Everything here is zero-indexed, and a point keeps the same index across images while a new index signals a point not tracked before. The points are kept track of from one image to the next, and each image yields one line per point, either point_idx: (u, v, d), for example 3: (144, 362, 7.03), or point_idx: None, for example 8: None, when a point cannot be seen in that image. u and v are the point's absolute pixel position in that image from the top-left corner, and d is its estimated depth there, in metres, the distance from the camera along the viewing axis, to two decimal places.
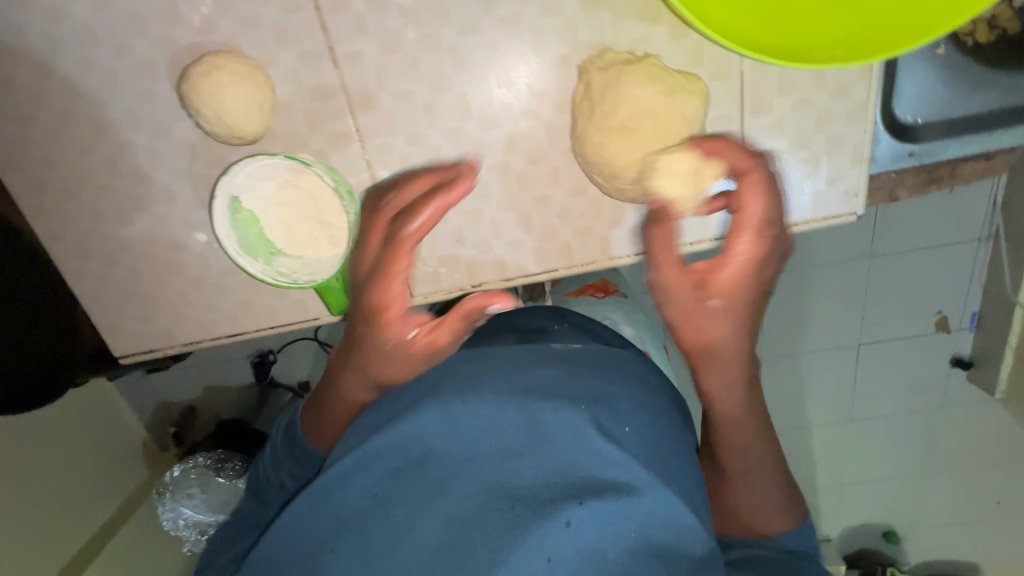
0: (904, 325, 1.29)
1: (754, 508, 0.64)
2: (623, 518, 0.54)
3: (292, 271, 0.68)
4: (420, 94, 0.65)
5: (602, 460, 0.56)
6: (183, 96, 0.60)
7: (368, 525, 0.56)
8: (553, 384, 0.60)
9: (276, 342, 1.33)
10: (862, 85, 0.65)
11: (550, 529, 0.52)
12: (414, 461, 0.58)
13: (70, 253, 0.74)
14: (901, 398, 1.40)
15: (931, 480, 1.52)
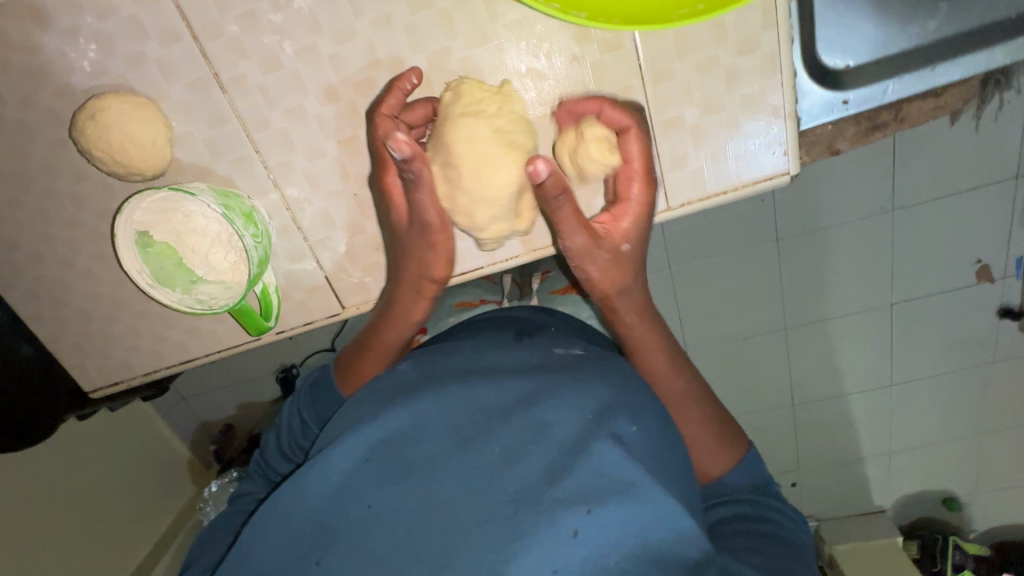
0: (939, 278, 1.19)
1: (696, 444, 0.67)
2: (625, 526, 0.51)
3: (210, 297, 0.69)
4: (311, 108, 0.65)
5: (606, 470, 0.53)
6: (78, 141, 0.63)
7: (361, 537, 0.52)
8: (556, 390, 0.59)
9: (297, 356, 1.37)
10: (769, 36, 0.60)
11: (556, 540, 0.49)
12: (414, 469, 0.54)
13: (25, 301, 0.78)
14: (946, 354, 1.29)
15: (996, 438, 1.40)
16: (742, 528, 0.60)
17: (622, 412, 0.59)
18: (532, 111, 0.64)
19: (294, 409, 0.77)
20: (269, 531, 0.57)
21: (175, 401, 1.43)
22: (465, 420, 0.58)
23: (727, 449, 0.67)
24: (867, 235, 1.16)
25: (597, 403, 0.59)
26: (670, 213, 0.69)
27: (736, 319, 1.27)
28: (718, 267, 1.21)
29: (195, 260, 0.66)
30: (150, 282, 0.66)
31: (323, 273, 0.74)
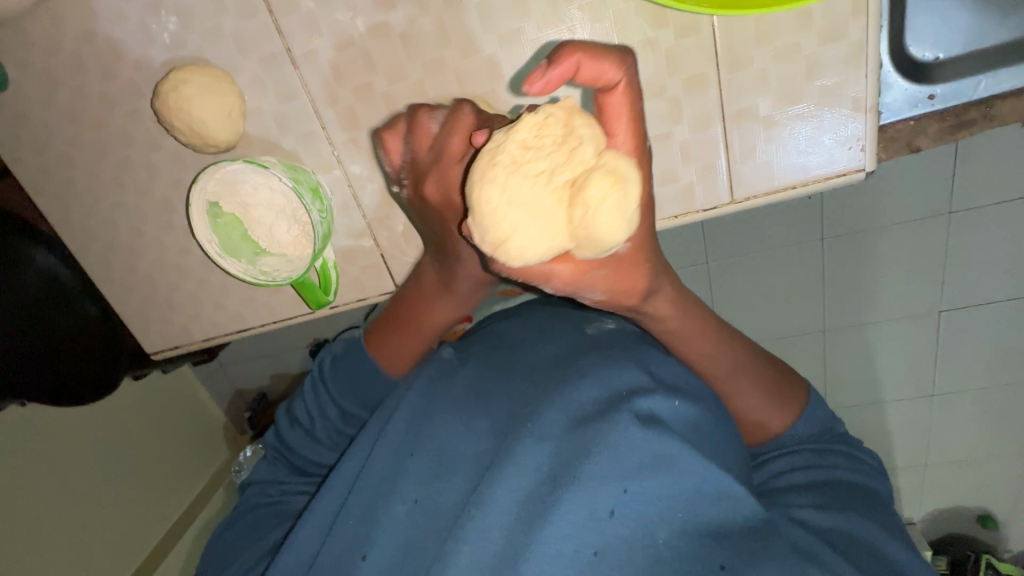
0: (996, 290, 1.15)
1: (759, 412, 0.63)
2: (665, 498, 0.51)
3: (273, 269, 0.71)
4: (380, 87, 0.65)
5: (643, 447, 0.52)
6: (157, 111, 0.64)
7: (410, 533, 0.55)
8: (584, 374, 0.60)
9: (332, 329, 1.39)
10: (856, 24, 0.57)
11: (594, 519, 0.49)
12: (451, 461, 0.58)
13: (96, 265, 0.82)
14: (995, 369, 1.25)
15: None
16: (809, 477, 0.59)
17: (658, 390, 0.58)
18: (602, 96, 0.63)
19: (325, 398, 0.74)
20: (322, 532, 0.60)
21: (213, 367, 1.47)
22: (497, 408, 0.60)
23: (788, 405, 0.63)
24: (917, 238, 1.10)
25: (634, 381, 0.59)
26: (734, 206, 0.67)
27: (778, 320, 1.24)
28: (762, 265, 1.17)
29: (262, 232, 0.68)
30: (219, 251, 0.69)
31: (379, 251, 0.75)
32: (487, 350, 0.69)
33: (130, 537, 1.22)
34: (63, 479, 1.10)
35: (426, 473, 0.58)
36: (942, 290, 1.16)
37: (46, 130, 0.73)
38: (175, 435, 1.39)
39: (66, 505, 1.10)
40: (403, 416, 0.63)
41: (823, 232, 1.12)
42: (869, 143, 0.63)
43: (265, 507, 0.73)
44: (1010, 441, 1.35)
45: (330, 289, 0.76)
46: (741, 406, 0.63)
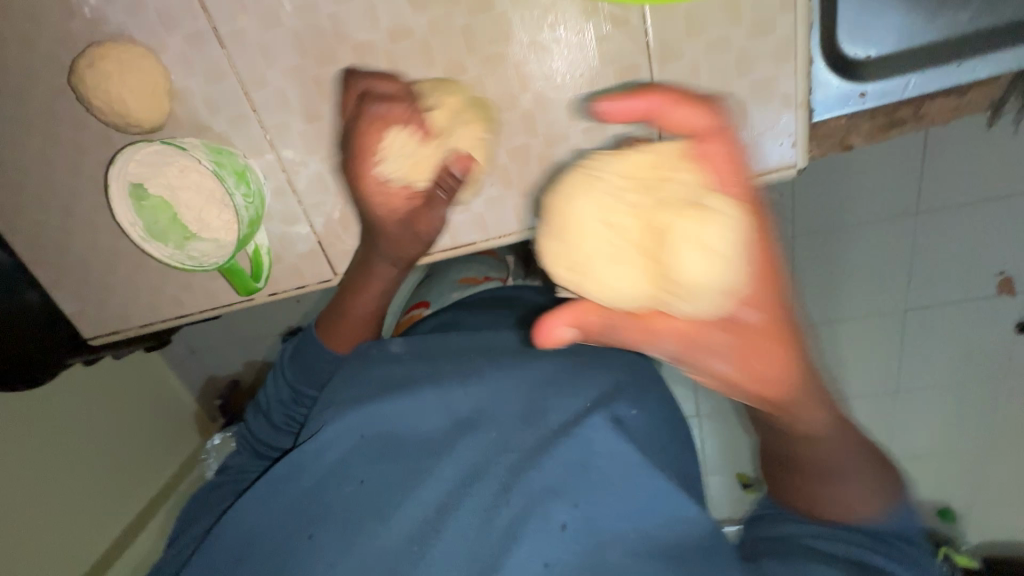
0: (955, 288, 1.16)
1: (854, 502, 0.51)
2: (605, 508, 0.56)
3: (202, 254, 0.70)
4: (310, 69, 0.64)
5: (602, 469, 0.58)
6: (77, 89, 0.63)
7: (354, 512, 0.60)
8: (554, 386, 0.69)
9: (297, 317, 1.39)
10: (785, 18, 0.57)
11: (548, 529, 0.54)
12: (407, 455, 0.63)
13: (28, 247, 0.80)
14: (954, 366, 1.27)
15: (999, 454, 1.39)
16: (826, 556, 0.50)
17: (623, 401, 0.68)
18: (535, 85, 0.62)
19: (281, 382, 0.83)
20: (264, 507, 0.64)
21: (184, 353, 1.47)
22: (463, 416, 0.66)
23: (887, 497, 0.52)
24: (869, 237, 1.12)
25: (591, 400, 0.66)
26: None
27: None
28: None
29: (186, 215, 0.68)
30: (143, 234, 0.68)
31: (317, 238, 0.74)
32: (438, 348, 0.77)
33: (101, 518, 1.21)
34: (32, 462, 1.08)
35: (383, 460, 0.63)
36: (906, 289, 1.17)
37: None
38: (142, 424, 1.37)
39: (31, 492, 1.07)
40: (365, 415, 0.66)
41: (797, 229, 1.13)
42: (802, 139, 0.63)
43: (224, 484, 0.80)
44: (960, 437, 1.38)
45: (258, 276, 0.75)
46: (825, 492, 0.51)
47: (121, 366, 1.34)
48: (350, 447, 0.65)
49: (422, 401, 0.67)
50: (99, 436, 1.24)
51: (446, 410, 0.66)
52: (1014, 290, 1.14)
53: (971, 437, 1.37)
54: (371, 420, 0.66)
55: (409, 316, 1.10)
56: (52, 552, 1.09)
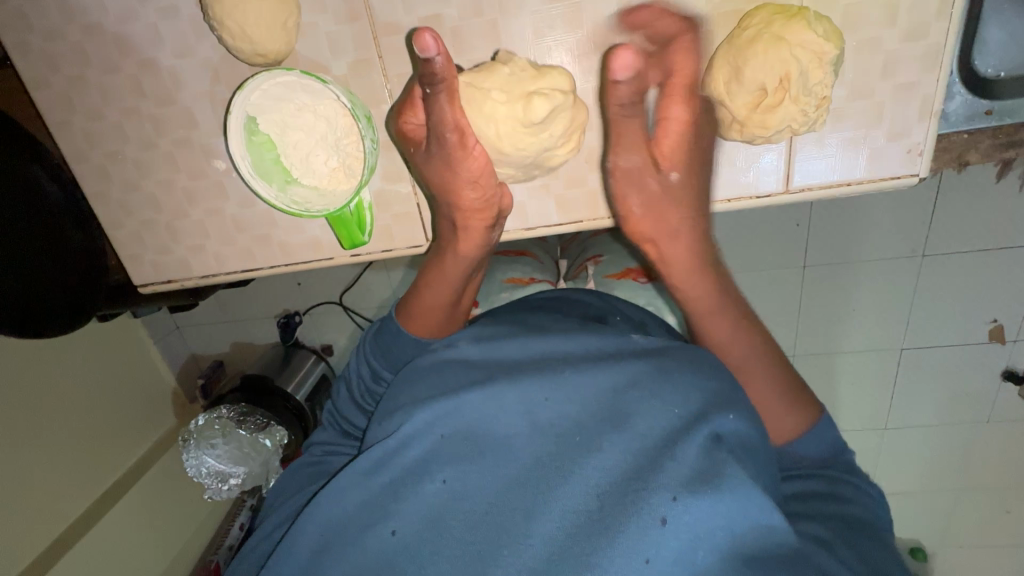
0: (954, 332, 1.19)
1: (763, 407, 0.63)
2: (715, 523, 0.50)
3: (305, 201, 0.66)
4: (450, 20, 0.61)
5: (699, 470, 0.52)
6: (206, 7, 0.59)
7: (439, 511, 0.55)
8: (642, 383, 0.59)
9: (303, 303, 1.36)
10: (939, 26, 0.57)
11: (642, 530, 0.49)
12: (490, 456, 0.57)
13: (93, 176, 0.74)
14: (948, 408, 1.30)
15: (976, 499, 1.41)
16: (812, 505, 0.59)
17: (717, 402, 0.57)
18: None
19: (362, 367, 0.77)
20: (347, 505, 0.59)
21: (169, 329, 1.41)
22: (547, 415, 0.58)
23: (798, 412, 0.63)
24: (912, 275, 1.14)
25: (685, 398, 0.57)
26: (787, 196, 0.67)
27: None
28: (747, 286, 1.19)
29: (299, 157, 0.64)
30: (250, 172, 0.63)
31: (417, 199, 0.71)
32: (515, 356, 0.65)
33: (72, 490, 1.12)
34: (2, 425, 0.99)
35: (454, 457, 0.57)
36: (907, 327, 1.20)
37: (62, 14, 0.65)
38: (126, 394, 1.29)
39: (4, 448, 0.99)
40: (441, 409, 0.60)
41: (811, 257, 1.14)
42: (916, 154, 0.64)
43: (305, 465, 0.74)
44: (959, 484, 1.40)
45: (363, 230, 0.71)
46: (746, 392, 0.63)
47: (100, 334, 1.23)
48: (427, 442, 0.59)
49: (501, 403, 0.59)
50: (82, 397, 1.17)
51: (529, 410, 0.59)
52: (1005, 340, 1.17)
53: (972, 484, 1.40)
54: (445, 411, 0.60)
55: None
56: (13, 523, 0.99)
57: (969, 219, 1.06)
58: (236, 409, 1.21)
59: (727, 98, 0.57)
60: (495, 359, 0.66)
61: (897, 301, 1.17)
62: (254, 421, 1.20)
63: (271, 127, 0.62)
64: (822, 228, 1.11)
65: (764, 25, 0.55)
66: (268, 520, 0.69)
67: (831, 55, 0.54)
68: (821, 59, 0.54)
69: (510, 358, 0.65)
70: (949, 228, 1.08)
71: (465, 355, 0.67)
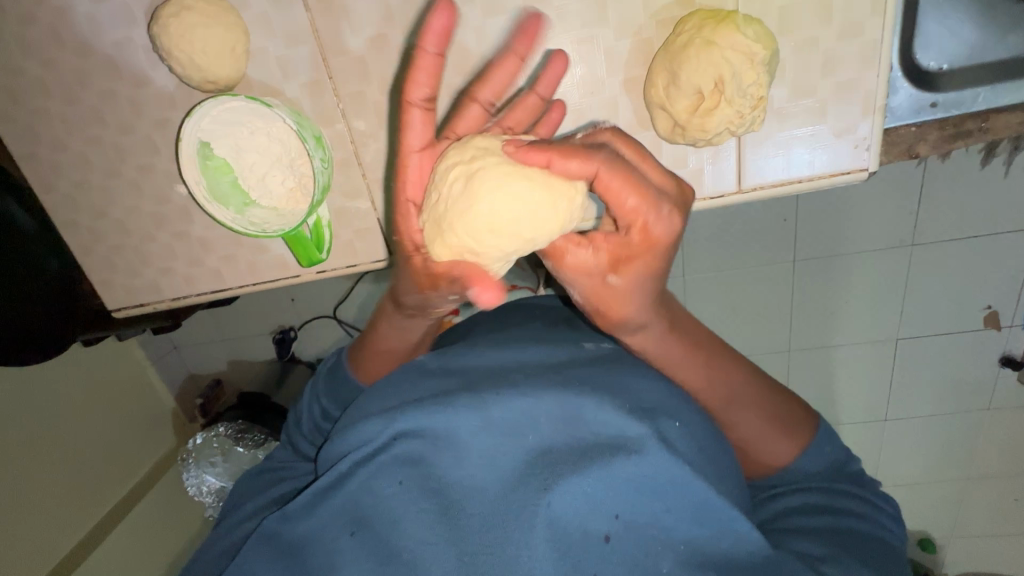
0: (942, 319, 1.19)
1: (754, 440, 0.65)
2: (658, 525, 0.53)
3: (262, 221, 0.67)
4: (395, 39, 0.62)
5: (651, 476, 0.53)
6: (155, 38, 0.60)
7: (396, 515, 0.54)
8: (595, 387, 0.59)
9: (296, 318, 1.35)
10: (874, 23, 0.58)
11: (593, 538, 0.51)
12: (444, 465, 0.56)
13: (61, 206, 0.76)
14: (944, 397, 1.29)
15: (980, 486, 1.40)
16: (818, 520, 0.60)
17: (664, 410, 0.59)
18: (623, 71, 0.62)
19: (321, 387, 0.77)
20: (307, 515, 0.58)
21: (166, 348, 1.40)
22: (501, 420, 0.57)
23: (791, 434, 0.64)
24: (889, 266, 1.14)
25: (640, 406, 0.58)
26: (740, 196, 0.68)
27: (736, 335, 1.26)
28: (732, 283, 1.19)
29: (253, 180, 0.65)
30: (205, 196, 0.65)
31: (376, 214, 0.72)
32: (472, 366, 0.66)
33: (70, 516, 1.12)
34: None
35: (410, 463, 0.57)
36: (895, 317, 1.20)
37: (21, 50, 0.67)
38: (123, 416, 1.29)
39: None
40: (399, 419, 0.59)
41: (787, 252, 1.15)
42: (865, 148, 0.65)
43: (269, 473, 0.75)
44: (953, 472, 1.40)
45: (322, 246, 0.72)
46: (735, 434, 0.65)
47: (95, 354, 1.24)
48: (383, 451, 0.58)
49: (455, 412, 0.58)
50: (78, 423, 1.17)
51: (483, 418, 0.58)
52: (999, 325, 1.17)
53: (966, 472, 1.39)
54: (404, 420, 0.59)
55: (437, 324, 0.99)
56: (23, 541, 1.03)
57: (941, 207, 1.06)
58: (233, 427, 1.25)
59: (668, 103, 0.59)
60: (453, 367, 0.66)
61: (876, 293, 1.17)
62: (253, 438, 1.22)
63: (224, 151, 0.64)
64: (807, 221, 1.11)
65: (696, 30, 0.56)
66: (228, 530, 0.69)
67: (762, 56, 0.56)
68: (753, 60, 0.55)
69: (469, 368, 0.66)
70: (922, 217, 1.08)
71: (421, 361, 0.68)
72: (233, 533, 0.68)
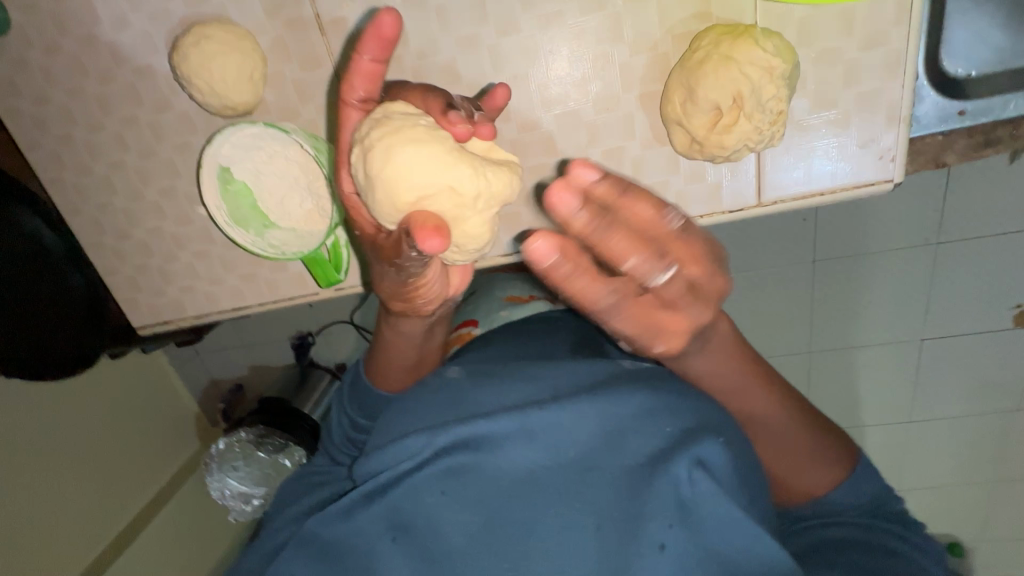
0: (971, 322, 1.16)
1: (793, 471, 0.63)
2: (701, 539, 0.53)
3: (281, 243, 0.69)
4: (410, 61, 0.63)
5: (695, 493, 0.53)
6: (175, 67, 0.62)
7: (438, 523, 0.56)
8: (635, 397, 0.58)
9: (316, 325, 1.37)
10: (898, 33, 0.57)
11: (634, 553, 0.52)
12: (484, 475, 0.56)
13: (87, 229, 0.78)
14: (973, 399, 1.26)
15: (1011, 489, 1.36)
16: (847, 556, 0.58)
17: (707, 428, 0.56)
18: (638, 86, 0.61)
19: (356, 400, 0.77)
20: (346, 519, 0.59)
21: (190, 355, 1.42)
22: (538, 431, 0.57)
23: (832, 463, 0.62)
24: (914, 267, 1.11)
25: (681, 422, 0.57)
26: (761, 209, 0.67)
27: (755, 338, 1.24)
28: (751, 285, 1.17)
29: (272, 203, 0.66)
30: (227, 221, 0.66)
31: None
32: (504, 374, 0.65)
33: (100, 519, 1.15)
34: (11, 460, 1.00)
35: (449, 472, 0.57)
36: (921, 319, 1.17)
37: (46, 79, 0.68)
38: (147, 423, 1.31)
39: (29, 485, 1.02)
40: (435, 435, 0.58)
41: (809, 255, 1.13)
42: (891, 155, 0.63)
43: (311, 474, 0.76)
44: (983, 476, 1.36)
45: (340, 266, 0.73)
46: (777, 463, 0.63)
47: (120, 364, 1.27)
48: (423, 466, 0.58)
49: (497, 425, 0.58)
50: (105, 428, 1.20)
51: (519, 429, 0.57)
52: None
53: (996, 476, 1.35)
54: (443, 436, 0.58)
55: (457, 336, 0.95)
56: (51, 544, 1.05)
57: (968, 211, 1.03)
58: (254, 432, 1.20)
59: (685, 119, 0.58)
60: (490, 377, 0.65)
61: (901, 295, 1.15)
62: (272, 444, 1.20)
63: (243, 174, 0.65)
64: (828, 224, 1.09)
65: (712, 46, 0.55)
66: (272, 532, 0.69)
67: (780, 68, 0.55)
68: (772, 74, 0.55)
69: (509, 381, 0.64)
70: (950, 218, 1.05)
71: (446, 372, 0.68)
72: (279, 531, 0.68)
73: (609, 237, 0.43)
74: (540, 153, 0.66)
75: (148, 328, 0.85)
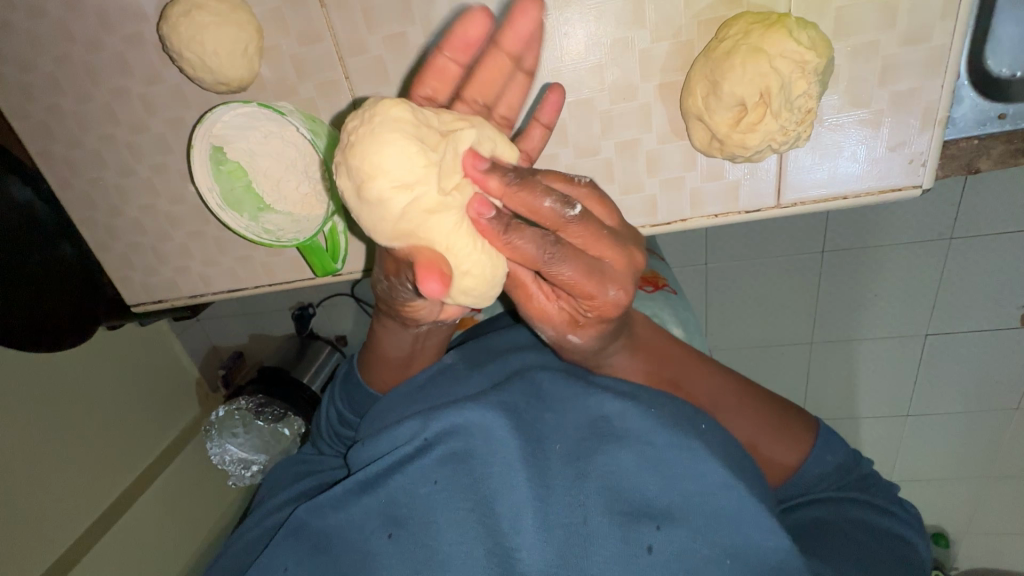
0: (981, 321, 1.13)
1: (761, 446, 0.62)
2: (701, 535, 0.50)
3: (278, 229, 0.65)
4: (415, 38, 0.58)
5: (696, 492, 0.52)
6: (165, 38, 0.58)
7: (430, 515, 0.53)
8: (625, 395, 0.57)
9: (316, 298, 1.35)
10: (943, 28, 0.52)
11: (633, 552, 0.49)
12: (478, 464, 0.54)
13: (78, 204, 0.75)
14: (975, 398, 1.24)
15: (1003, 485, 1.36)
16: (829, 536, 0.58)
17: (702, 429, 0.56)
18: (659, 76, 0.58)
19: (332, 400, 0.75)
20: (342, 509, 0.57)
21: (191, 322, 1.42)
22: (530, 422, 0.56)
23: (797, 439, 0.63)
24: (927, 265, 1.08)
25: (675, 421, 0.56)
26: (779, 210, 0.64)
27: (758, 327, 1.21)
28: (758, 272, 1.14)
29: (268, 186, 0.63)
30: (219, 204, 0.63)
31: None
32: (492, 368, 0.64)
33: (102, 482, 1.16)
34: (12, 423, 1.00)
35: (445, 461, 0.55)
36: (929, 316, 1.14)
37: (32, 45, 0.65)
38: (149, 390, 1.31)
39: (31, 447, 1.03)
40: (434, 419, 0.57)
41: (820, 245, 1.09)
42: (921, 156, 0.59)
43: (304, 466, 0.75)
44: (976, 472, 1.36)
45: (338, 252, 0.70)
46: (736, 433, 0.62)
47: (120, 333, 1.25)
48: (418, 456, 0.56)
49: (489, 414, 0.56)
50: (106, 393, 1.20)
51: (516, 419, 0.56)
52: None
53: (988, 473, 1.35)
54: (443, 420, 0.56)
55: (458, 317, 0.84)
56: (40, 518, 1.03)
57: (989, 209, 1.00)
58: (253, 400, 1.20)
59: (706, 114, 0.55)
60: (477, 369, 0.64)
61: (913, 292, 1.12)
62: (272, 412, 1.20)
63: (240, 155, 0.62)
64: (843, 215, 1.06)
65: (741, 35, 0.51)
66: (258, 524, 0.68)
67: (814, 64, 0.51)
68: (805, 69, 0.51)
69: (498, 375, 0.63)
70: (969, 216, 1.01)
71: (449, 363, 0.66)
72: (270, 517, 0.67)
73: (523, 186, 0.38)
74: (552, 141, 0.63)
75: (142, 305, 0.83)
